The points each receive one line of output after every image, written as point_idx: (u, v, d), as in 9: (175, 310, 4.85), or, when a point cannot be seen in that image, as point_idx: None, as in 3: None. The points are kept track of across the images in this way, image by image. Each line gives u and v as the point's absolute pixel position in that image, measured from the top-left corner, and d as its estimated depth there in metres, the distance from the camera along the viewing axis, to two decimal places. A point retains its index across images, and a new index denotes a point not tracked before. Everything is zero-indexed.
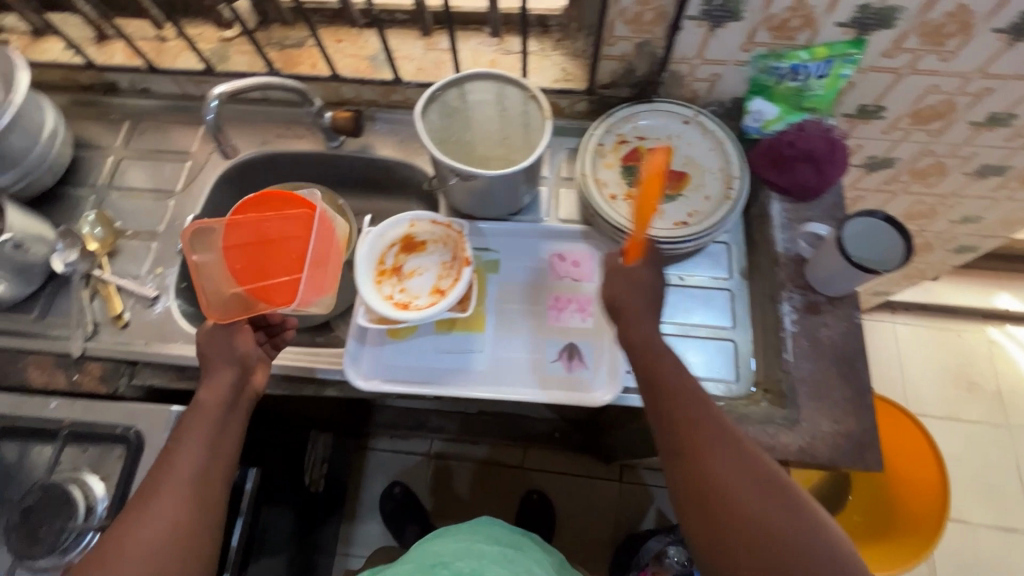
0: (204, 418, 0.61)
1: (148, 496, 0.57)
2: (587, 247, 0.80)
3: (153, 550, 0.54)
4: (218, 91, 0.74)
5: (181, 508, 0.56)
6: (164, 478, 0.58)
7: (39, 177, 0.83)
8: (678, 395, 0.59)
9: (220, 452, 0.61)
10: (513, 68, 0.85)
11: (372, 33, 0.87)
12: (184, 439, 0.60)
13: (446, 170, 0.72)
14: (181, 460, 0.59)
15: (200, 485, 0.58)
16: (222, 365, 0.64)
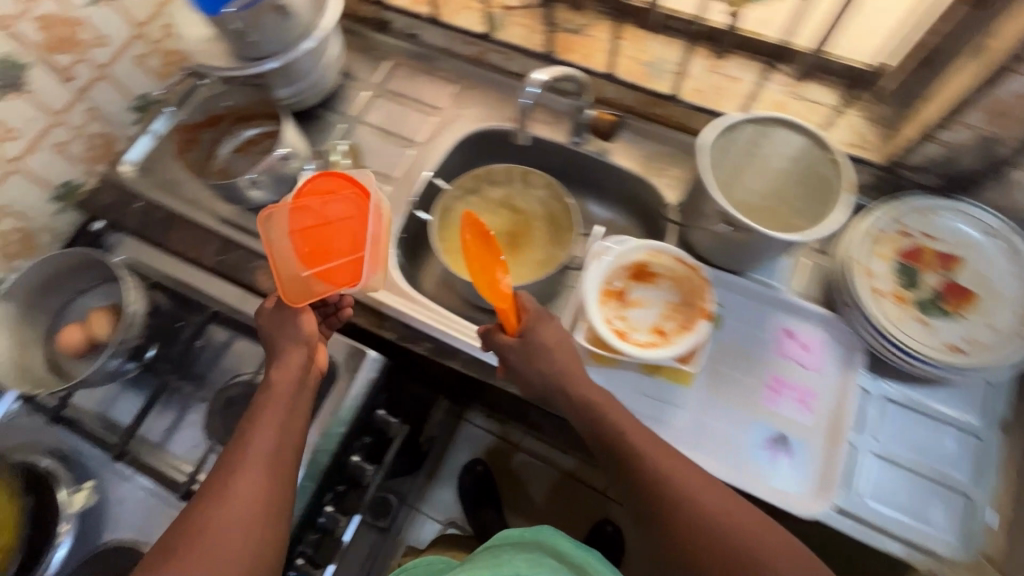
0: (279, 399, 0.60)
1: (223, 482, 0.54)
2: (824, 334, 0.71)
3: (241, 531, 0.52)
4: (538, 77, 0.73)
5: (267, 492, 0.55)
6: (240, 459, 0.55)
7: (305, 98, 0.87)
8: (610, 433, 0.60)
9: (289, 435, 0.60)
10: (800, 116, 0.76)
11: (655, 39, 0.82)
12: (257, 425, 0.58)
13: (712, 212, 0.67)
14: (259, 444, 0.57)
15: (277, 468, 0.57)
16: (292, 335, 0.64)
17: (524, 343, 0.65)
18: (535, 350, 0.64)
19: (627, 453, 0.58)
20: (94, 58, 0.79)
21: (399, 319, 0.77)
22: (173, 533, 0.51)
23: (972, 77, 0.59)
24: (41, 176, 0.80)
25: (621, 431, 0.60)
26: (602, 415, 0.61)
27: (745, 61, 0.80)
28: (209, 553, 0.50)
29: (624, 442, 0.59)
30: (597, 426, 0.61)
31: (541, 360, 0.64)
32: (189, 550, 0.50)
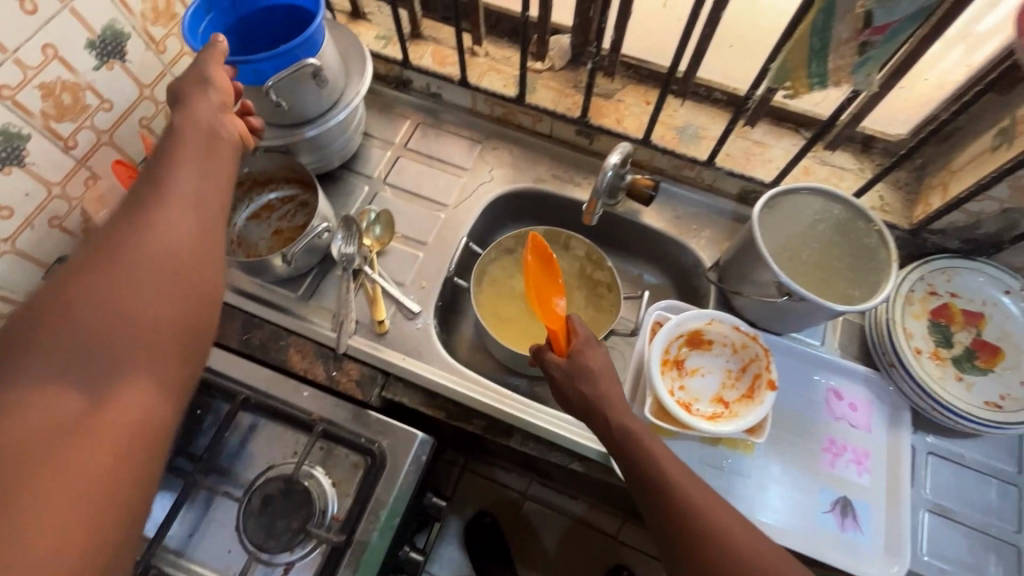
0: (195, 154, 0.52)
1: (137, 219, 0.46)
2: (868, 392, 0.74)
3: (162, 265, 0.44)
4: (614, 161, 0.71)
5: (190, 230, 0.47)
6: (156, 196, 0.47)
7: (330, 160, 0.84)
8: (649, 471, 0.55)
9: (215, 175, 0.52)
10: (827, 181, 0.80)
11: (682, 105, 0.85)
12: (172, 166, 0.50)
13: (769, 282, 0.68)
14: (176, 187, 0.49)
15: (203, 202, 0.50)
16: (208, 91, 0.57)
17: (570, 366, 0.63)
18: (584, 376, 0.62)
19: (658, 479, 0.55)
20: (98, 124, 0.72)
21: (448, 396, 0.74)
22: (95, 249, 0.44)
23: (1004, 158, 0.64)
24: (35, 256, 0.71)
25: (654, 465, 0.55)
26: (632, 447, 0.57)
27: (771, 128, 0.83)
28: (107, 302, 0.42)
29: (647, 463, 0.56)
30: (625, 442, 0.57)
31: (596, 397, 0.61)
32: (83, 293, 0.41)
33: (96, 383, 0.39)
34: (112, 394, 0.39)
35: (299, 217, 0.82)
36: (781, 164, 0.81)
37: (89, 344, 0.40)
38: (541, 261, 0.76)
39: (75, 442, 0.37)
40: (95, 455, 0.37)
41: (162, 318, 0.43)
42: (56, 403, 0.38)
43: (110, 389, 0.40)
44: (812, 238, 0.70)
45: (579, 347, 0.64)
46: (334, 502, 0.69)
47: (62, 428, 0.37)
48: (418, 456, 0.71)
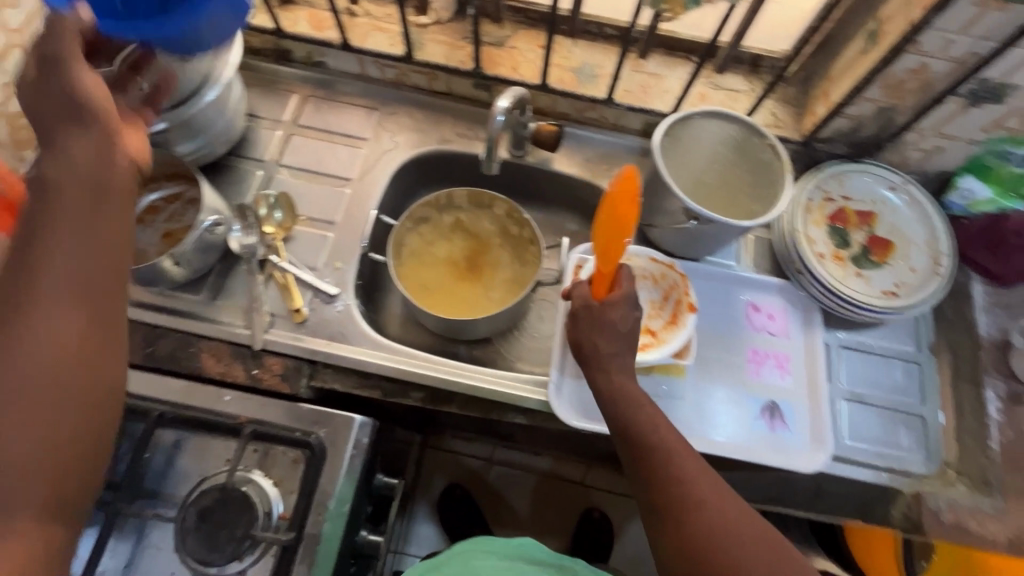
0: (73, 210, 0.43)
1: (11, 314, 0.40)
2: (783, 300, 0.78)
3: (47, 379, 0.40)
4: (504, 107, 0.66)
5: (77, 321, 0.41)
6: (31, 285, 0.40)
7: (213, 148, 0.78)
8: (634, 426, 0.58)
9: (110, 235, 0.44)
10: (722, 104, 0.81)
11: (576, 46, 0.83)
12: (53, 229, 0.42)
13: (678, 209, 0.69)
14: (56, 261, 0.41)
15: (91, 282, 0.42)
16: (94, 129, 0.45)
17: (594, 312, 0.62)
18: (592, 322, 0.62)
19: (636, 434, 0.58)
20: None
21: (381, 374, 0.72)
22: None
23: (873, 58, 0.67)
24: None
25: (637, 420, 0.58)
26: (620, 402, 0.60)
27: (664, 59, 0.84)
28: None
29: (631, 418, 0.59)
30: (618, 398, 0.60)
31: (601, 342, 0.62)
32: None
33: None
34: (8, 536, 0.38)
35: (188, 215, 0.75)
36: (678, 94, 0.82)
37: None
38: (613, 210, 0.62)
39: None
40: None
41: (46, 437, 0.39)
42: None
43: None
44: (715, 161, 0.73)
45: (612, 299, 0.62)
46: (278, 501, 0.66)
47: None
48: (359, 439, 0.69)
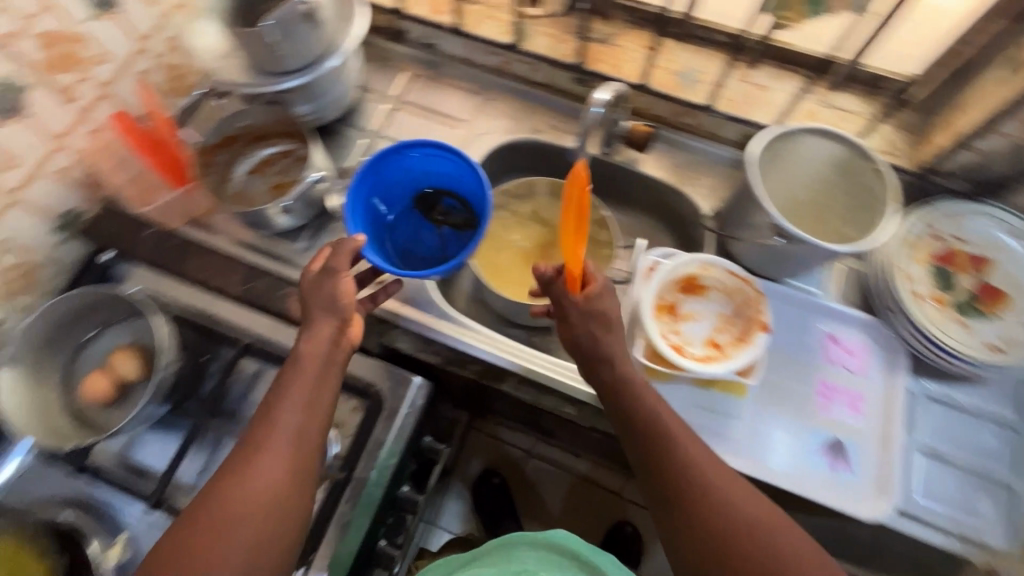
0: (306, 374, 0.59)
1: (248, 458, 0.54)
2: (866, 338, 0.73)
3: (257, 515, 0.52)
4: (603, 98, 0.67)
5: (283, 475, 0.54)
6: (267, 432, 0.55)
7: (326, 112, 0.84)
8: (637, 408, 0.59)
9: (315, 412, 0.58)
10: (831, 124, 0.77)
11: (683, 50, 0.82)
12: (273, 417, 0.56)
13: (765, 225, 0.67)
14: (282, 423, 0.56)
15: (298, 448, 0.56)
16: (323, 317, 0.61)
17: (587, 306, 0.61)
18: (601, 319, 0.61)
19: (659, 430, 0.57)
20: (96, 76, 0.73)
21: (444, 342, 0.75)
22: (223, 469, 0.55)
23: (1015, 89, 0.62)
24: (44, 207, 0.73)
25: (656, 418, 0.58)
26: (638, 395, 0.59)
27: (776, 70, 0.80)
28: (204, 549, 0.49)
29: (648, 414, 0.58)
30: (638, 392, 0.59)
31: (578, 321, 0.62)
32: (194, 538, 0.50)
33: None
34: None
35: (295, 171, 0.82)
36: (783, 108, 0.79)
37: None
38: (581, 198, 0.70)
39: None
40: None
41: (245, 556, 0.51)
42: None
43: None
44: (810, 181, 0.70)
45: (598, 291, 0.62)
46: (334, 443, 0.71)
47: None
48: (415, 400, 0.73)
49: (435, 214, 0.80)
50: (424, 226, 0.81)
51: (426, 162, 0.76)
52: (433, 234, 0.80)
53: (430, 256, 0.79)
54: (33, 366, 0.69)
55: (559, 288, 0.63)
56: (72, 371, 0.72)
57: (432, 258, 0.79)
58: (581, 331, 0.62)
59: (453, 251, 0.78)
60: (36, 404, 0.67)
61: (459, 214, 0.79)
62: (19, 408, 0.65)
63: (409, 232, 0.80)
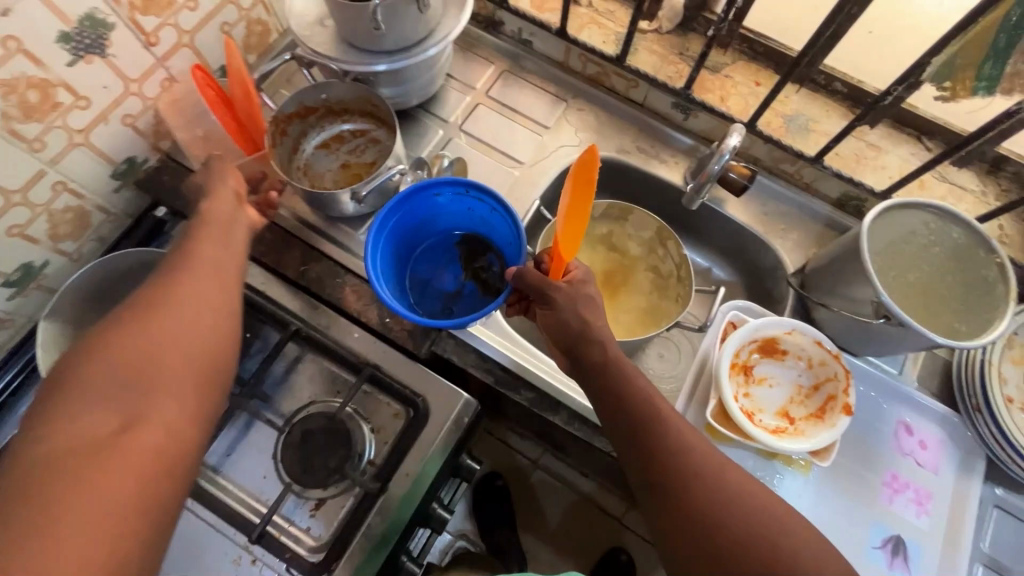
0: (213, 231, 0.54)
1: (164, 277, 0.48)
2: (942, 432, 0.69)
3: (195, 311, 0.46)
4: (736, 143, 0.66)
5: (213, 303, 0.47)
6: (184, 270, 0.49)
7: (408, 98, 0.80)
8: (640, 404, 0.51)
9: (233, 245, 0.54)
10: (942, 199, 0.73)
11: (796, 92, 0.77)
12: (187, 256, 0.50)
13: (868, 300, 0.63)
14: (202, 250, 0.51)
15: (224, 271, 0.51)
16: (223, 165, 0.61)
17: (574, 290, 0.56)
18: (591, 302, 0.56)
19: (675, 452, 0.48)
20: (181, 23, 0.69)
21: (499, 361, 0.72)
22: (119, 312, 0.44)
23: None
24: (106, 152, 0.69)
25: (669, 444, 0.49)
26: (648, 420, 0.50)
27: (889, 131, 0.76)
28: (133, 350, 0.42)
29: (661, 434, 0.49)
30: (648, 412, 0.50)
31: (600, 326, 0.55)
32: (106, 345, 0.42)
33: (125, 409, 0.39)
34: (140, 419, 0.39)
35: (369, 154, 0.78)
36: (895, 174, 0.74)
37: (118, 375, 0.40)
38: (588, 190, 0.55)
39: (94, 460, 0.36)
40: (99, 490, 0.35)
41: (193, 354, 0.44)
42: (94, 417, 0.38)
43: (138, 406, 0.40)
44: (923, 259, 0.64)
45: (582, 277, 0.57)
46: (371, 448, 0.68)
47: (88, 447, 0.36)
48: (460, 417, 0.69)
49: (470, 262, 0.73)
50: (452, 266, 0.74)
51: (490, 214, 0.70)
52: (455, 279, 0.74)
53: (441, 299, 0.73)
54: (73, 320, 0.65)
55: (539, 275, 0.56)
56: None
57: (436, 302, 0.73)
58: (586, 332, 0.55)
59: (459, 310, 0.71)
60: None
61: (490, 278, 0.72)
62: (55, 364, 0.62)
63: (435, 264, 0.75)
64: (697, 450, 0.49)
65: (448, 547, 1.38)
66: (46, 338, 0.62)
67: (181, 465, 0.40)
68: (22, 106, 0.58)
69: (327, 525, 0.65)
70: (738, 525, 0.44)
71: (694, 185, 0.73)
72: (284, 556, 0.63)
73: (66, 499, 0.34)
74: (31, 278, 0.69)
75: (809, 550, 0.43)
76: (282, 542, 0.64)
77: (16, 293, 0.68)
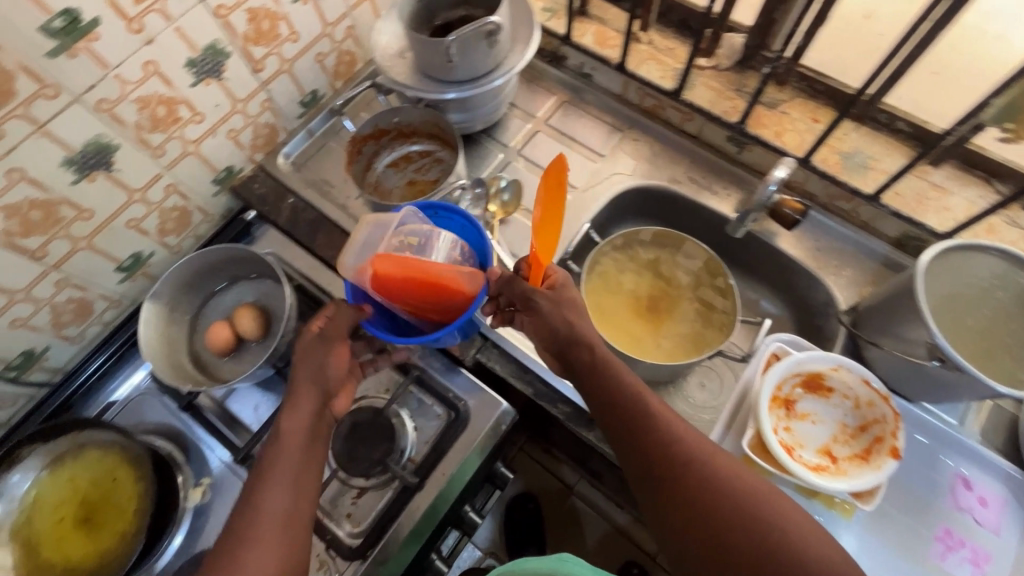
0: (287, 455, 0.54)
1: (235, 551, 0.49)
2: (1007, 491, 0.65)
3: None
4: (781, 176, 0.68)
5: (277, 569, 0.49)
6: (251, 528, 0.50)
7: (473, 123, 0.86)
8: (628, 395, 0.56)
9: (306, 490, 0.54)
10: (1013, 245, 0.70)
11: (854, 130, 0.77)
12: (263, 490, 0.52)
13: (922, 340, 0.61)
14: (269, 507, 0.51)
15: (291, 527, 0.52)
16: (306, 385, 0.58)
17: (558, 296, 0.62)
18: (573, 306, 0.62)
19: (668, 443, 0.53)
20: (284, 53, 0.79)
21: (539, 373, 0.74)
22: None
23: None
24: (210, 161, 0.80)
25: (660, 431, 0.54)
26: (639, 415, 0.55)
27: (955, 172, 0.74)
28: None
29: (653, 429, 0.54)
30: (636, 410, 0.55)
31: (582, 327, 0.60)
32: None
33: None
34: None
35: (433, 172, 0.85)
36: (960, 216, 0.71)
37: None
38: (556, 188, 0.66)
39: None
40: None
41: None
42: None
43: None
44: (986, 304, 0.61)
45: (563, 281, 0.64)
46: (412, 445, 0.72)
47: None
48: (498, 424, 0.72)
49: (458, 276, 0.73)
50: None
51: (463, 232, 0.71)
52: None
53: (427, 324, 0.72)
54: (170, 302, 0.75)
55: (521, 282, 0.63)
56: (199, 314, 0.78)
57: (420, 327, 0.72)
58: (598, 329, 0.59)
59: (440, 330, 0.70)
60: (166, 340, 0.73)
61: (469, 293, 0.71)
62: (151, 341, 0.71)
63: None
64: (683, 437, 0.54)
65: (477, 563, 1.38)
66: (148, 318, 0.71)
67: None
68: (152, 119, 0.69)
69: (366, 513, 0.69)
70: (729, 505, 0.49)
71: (738, 215, 0.77)
72: (326, 537, 0.68)
73: None
74: (140, 265, 0.80)
75: (796, 527, 0.48)
76: (324, 524, 0.69)
77: (127, 277, 0.79)
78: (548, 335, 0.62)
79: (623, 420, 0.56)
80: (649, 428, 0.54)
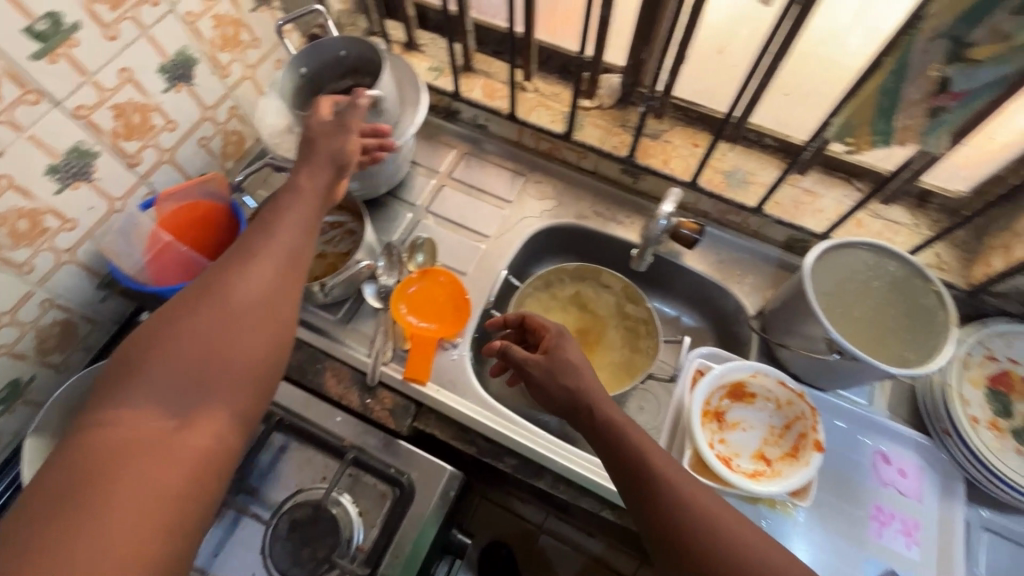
0: (296, 203, 0.57)
1: (243, 260, 0.51)
2: (919, 458, 0.70)
3: (236, 363, 0.47)
4: (667, 210, 0.72)
5: (279, 281, 0.52)
6: (260, 245, 0.53)
7: (376, 188, 0.85)
8: (636, 458, 0.52)
9: (309, 228, 0.57)
10: (878, 235, 0.78)
11: (731, 149, 0.84)
12: (274, 221, 0.55)
13: (820, 338, 0.66)
14: (280, 236, 0.54)
15: (292, 262, 0.54)
16: (326, 161, 0.61)
17: (549, 362, 0.62)
18: (565, 367, 0.60)
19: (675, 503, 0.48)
20: (161, 143, 0.75)
21: (480, 431, 0.73)
22: (184, 304, 0.48)
23: None
24: (92, 266, 0.73)
25: (667, 492, 0.49)
26: (647, 475, 0.51)
27: (821, 177, 0.82)
28: (202, 356, 0.46)
29: (705, 521, 0.47)
30: (703, 520, 0.47)
31: (585, 390, 0.58)
32: (163, 365, 0.45)
33: (186, 392, 0.45)
34: (189, 415, 0.44)
35: (344, 244, 0.83)
36: (833, 216, 0.79)
37: (192, 362, 0.46)
38: (445, 287, 0.81)
39: (143, 464, 0.40)
40: (157, 480, 0.40)
41: (246, 375, 0.48)
42: (149, 425, 0.42)
43: (191, 417, 0.44)
44: (866, 294, 0.67)
45: (557, 343, 0.63)
46: (360, 532, 0.68)
47: (146, 441, 0.41)
48: (446, 491, 0.70)
49: None
50: None
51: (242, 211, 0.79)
52: None
53: None
54: (60, 434, 0.67)
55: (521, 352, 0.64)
56: None
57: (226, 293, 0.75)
58: (575, 397, 0.58)
59: None
60: None
61: None
62: None
63: None
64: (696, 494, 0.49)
65: None
66: (33, 456, 0.63)
67: (211, 477, 0.44)
68: (12, 235, 0.62)
69: None
70: None
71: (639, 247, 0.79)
72: None
73: (129, 490, 0.39)
74: (18, 393, 0.71)
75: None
76: None
77: (3, 410, 0.70)
78: (537, 402, 0.63)
79: (632, 479, 0.52)
80: (661, 486, 0.50)
